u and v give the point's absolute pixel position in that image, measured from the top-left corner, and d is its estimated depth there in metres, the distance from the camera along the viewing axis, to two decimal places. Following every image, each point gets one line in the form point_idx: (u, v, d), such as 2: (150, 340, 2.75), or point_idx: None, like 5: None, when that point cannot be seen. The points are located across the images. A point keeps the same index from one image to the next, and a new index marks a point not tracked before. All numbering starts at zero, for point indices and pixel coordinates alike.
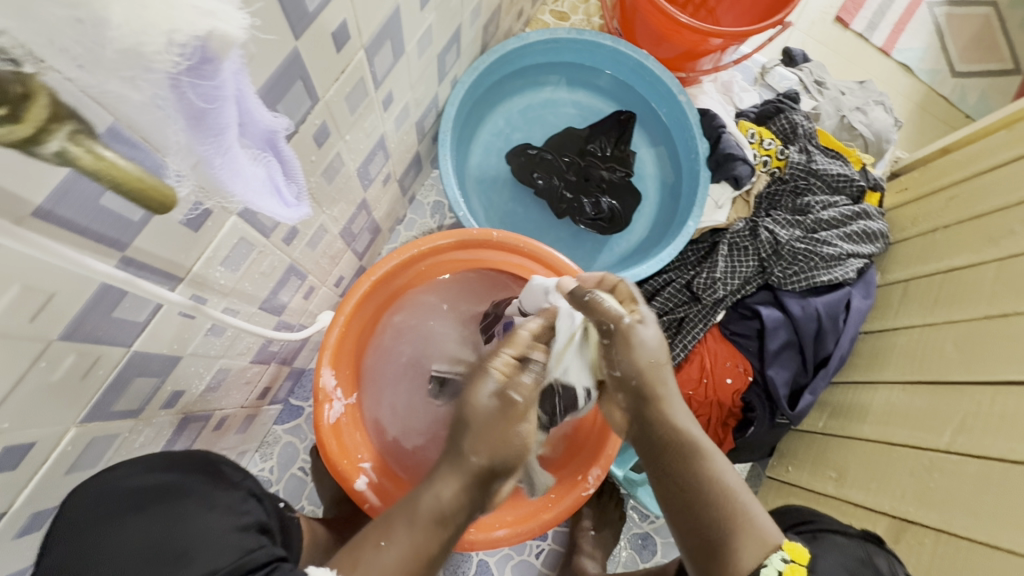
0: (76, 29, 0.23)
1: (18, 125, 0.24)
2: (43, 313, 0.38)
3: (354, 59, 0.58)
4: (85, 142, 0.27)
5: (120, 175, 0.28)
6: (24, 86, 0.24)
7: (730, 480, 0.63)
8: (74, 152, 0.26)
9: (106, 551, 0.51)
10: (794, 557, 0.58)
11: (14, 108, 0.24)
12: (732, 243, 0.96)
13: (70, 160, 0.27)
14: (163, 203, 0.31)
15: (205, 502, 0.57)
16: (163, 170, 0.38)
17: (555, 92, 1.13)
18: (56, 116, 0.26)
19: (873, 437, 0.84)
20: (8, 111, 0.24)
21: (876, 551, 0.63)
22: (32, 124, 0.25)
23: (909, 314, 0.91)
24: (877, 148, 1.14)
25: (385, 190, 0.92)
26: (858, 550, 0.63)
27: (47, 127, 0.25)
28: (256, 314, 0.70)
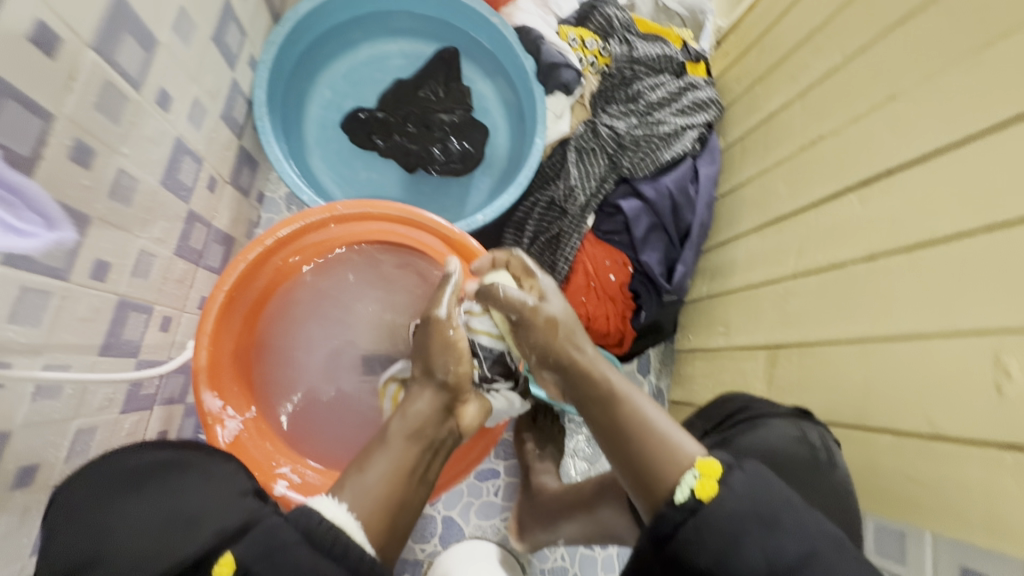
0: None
1: None
2: None
3: (84, 60, 0.52)
4: None
5: None
6: None
7: (652, 413, 0.58)
8: None
9: (101, 536, 0.44)
10: (704, 472, 0.51)
11: None
12: (579, 147, 0.98)
13: None
14: None
15: (207, 473, 0.51)
16: None
17: (373, 47, 1.08)
18: None
19: (742, 284, 0.92)
20: None
21: (810, 426, 0.66)
22: None
23: (749, 166, 0.97)
24: (694, 21, 1.19)
25: (217, 196, 0.86)
26: (794, 430, 0.66)
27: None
28: (100, 362, 0.65)
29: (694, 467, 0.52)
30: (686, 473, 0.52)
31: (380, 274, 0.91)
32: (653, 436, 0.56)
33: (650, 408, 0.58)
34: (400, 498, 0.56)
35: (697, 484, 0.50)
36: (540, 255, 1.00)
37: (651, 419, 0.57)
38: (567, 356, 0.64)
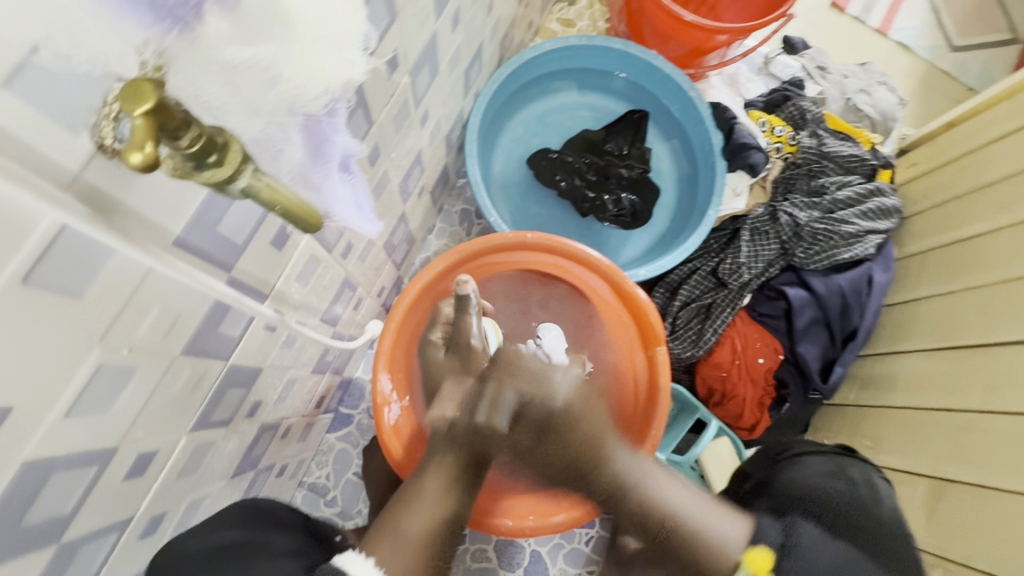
0: (255, 79, 0.26)
1: (220, 167, 0.25)
2: (173, 331, 0.41)
3: (402, 83, 0.62)
4: (265, 177, 0.27)
5: (291, 205, 0.29)
6: (220, 141, 0.25)
7: (671, 492, 0.72)
8: (258, 186, 0.27)
9: None
10: (757, 566, 0.63)
11: (219, 154, 0.25)
12: (753, 229, 1.00)
13: (253, 194, 0.27)
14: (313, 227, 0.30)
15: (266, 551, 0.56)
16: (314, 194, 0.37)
17: (568, 97, 1.16)
18: (244, 158, 0.26)
19: (905, 404, 0.88)
20: (216, 157, 0.25)
21: (847, 462, 0.75)
22: (231, 166, 0.25)
23: (929, 283, 0.94)
24: (884, 126, 1.18)
25: (419, 202, 0.96)
26: (833, 466, 0.74)
27: (241, 169, 0.26)
28: (318, 326, 0.74)
29: (746, 563, 0.64)
30: (740, 570, 0.64)
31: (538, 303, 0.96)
32: (705, 535, 0.68)
33: (729, 532, 0.67)
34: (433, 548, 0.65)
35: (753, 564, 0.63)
36: (687, 322, 1.01)
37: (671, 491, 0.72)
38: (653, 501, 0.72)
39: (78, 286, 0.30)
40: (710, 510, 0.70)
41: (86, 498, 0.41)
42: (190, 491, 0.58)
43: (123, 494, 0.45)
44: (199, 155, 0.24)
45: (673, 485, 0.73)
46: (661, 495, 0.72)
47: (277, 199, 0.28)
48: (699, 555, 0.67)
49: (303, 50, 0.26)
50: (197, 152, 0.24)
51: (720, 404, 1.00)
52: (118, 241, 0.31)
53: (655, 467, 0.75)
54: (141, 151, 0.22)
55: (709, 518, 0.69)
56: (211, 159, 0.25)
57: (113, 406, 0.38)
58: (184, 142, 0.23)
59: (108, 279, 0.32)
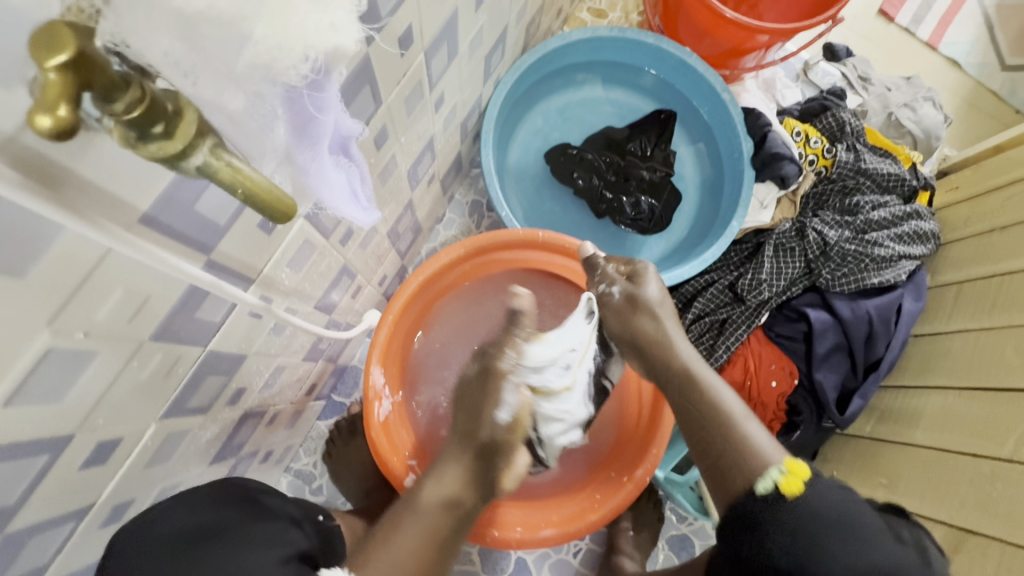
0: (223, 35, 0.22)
1: (169, 140, 0.21)
2: (140, 315, 0.37)
3: (415, 62, 0.58)
4: (226, 156, 0.23)
5: (254, 188, 0.24)
6: (174, 103, 0.22)
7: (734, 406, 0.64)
8: (216, 166, 0.23)
9: None
10: None
11: (167, 125, 0.21)
12: (777, 244, 0.94)
13: (211, 175, 0.23)
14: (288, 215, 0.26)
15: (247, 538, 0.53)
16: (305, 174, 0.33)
17: (593, 91, 1.11)
18: (201, 130, 0.22)
19: (925, 443, 0.83)
20: (162, 128, 0.21)
21: None
22: (182, 140, 0.22)
23: (963, 318, 0.89)
24: (927, 145, 1.11)
25: (429, 190, 0.92)
26: None
27: (196, 143, 0.22)
28: (312, 314, 0.70)
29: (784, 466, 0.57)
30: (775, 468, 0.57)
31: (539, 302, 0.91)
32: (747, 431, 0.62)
33: (760, 436, 0.62)
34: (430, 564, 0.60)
35: (784, 479, 0.56)
36: (698, 336, 0.96)
37: (744, 422, 0.63)
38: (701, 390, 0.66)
39: (22, 263, 0.27)
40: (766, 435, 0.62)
41: (37, 487, 0.38)
42: (161, 478, 0.55)
43: (81, 483, 0.42)
44: (143, 122, 0.20)
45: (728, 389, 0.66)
46: (731, 419, 0.63)
47: (239, 181, 0.24)
48: (728, 446, 0.61)
49: (278, 10, 0.22)
50: (141, 119, 0.20)
51: None
52: (63, 215, 0.27)
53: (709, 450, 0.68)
54: (51, 114, 0.18)
55: (763, 441, 0.61)
56: (156, 130, 0.21)
57: (67, 394, 0.35)
58: (121, 107, 0.20)
59: (58, 257, 0.28)
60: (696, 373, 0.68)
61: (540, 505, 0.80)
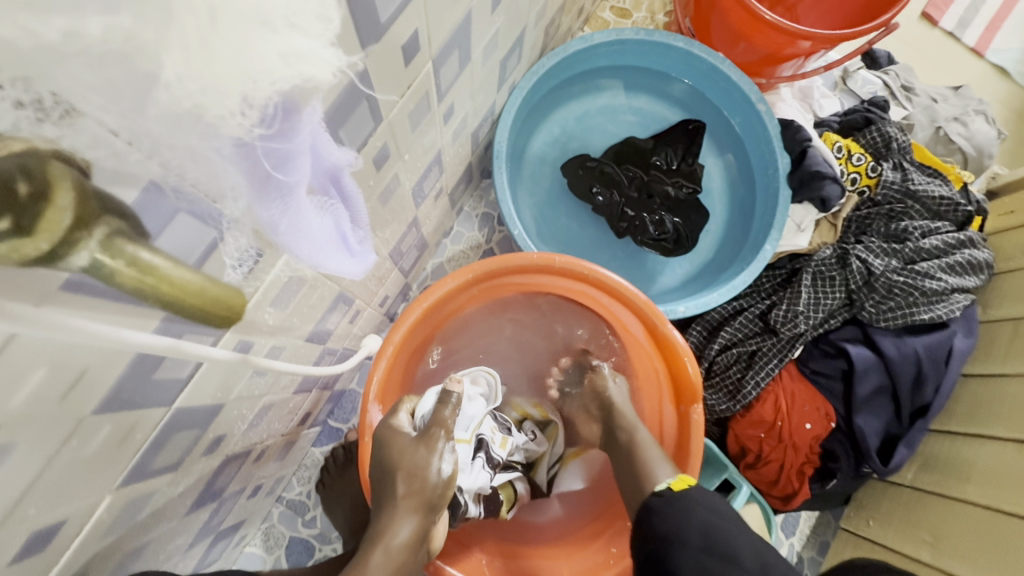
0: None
1: (28, 238, 0.19)
2: (76, 391, 0.30)
3: (422, 72, 0.50)
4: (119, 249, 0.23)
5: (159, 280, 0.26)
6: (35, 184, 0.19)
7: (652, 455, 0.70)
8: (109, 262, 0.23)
9: None
10: None
11: (23, 219, 0.19)
12: (816, 273, 0.86)
13: (96, 272, 0.23)
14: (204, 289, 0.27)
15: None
16: (278, 231, 0.28)
17: (614, 97, 1.03)
18: (80, 218, 0.21)
19: (980, 502, 0.75)
20: (14, 222, 0.19)
21: None
22: (46, 237, 0.20)
23: (1021, 360, 0.80)
24: (977, 163, 1.02)
25: (435, 205, 0.85)
26: None
27: (73, 238, 0.21)
28: (301, 347, 0.63)
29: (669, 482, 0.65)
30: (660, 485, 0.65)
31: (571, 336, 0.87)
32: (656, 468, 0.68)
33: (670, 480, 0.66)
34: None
35: (672, 481, 0.65)
36: (725, 369, 0.89)
37: (651, 447, 0.71)
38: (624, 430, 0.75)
39: None
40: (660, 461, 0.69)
41: None
42: (124, 544, 0.48)
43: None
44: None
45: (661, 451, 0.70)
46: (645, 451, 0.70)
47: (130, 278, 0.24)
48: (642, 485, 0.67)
49: (197, 33, 0.19)
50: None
51: (753, 466, 0.87)
52: None
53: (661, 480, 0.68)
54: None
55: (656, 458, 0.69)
56: (6, 225, 0.18)
57: None
58: None
59: None
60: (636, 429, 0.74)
61: (555, 557, 0.75)
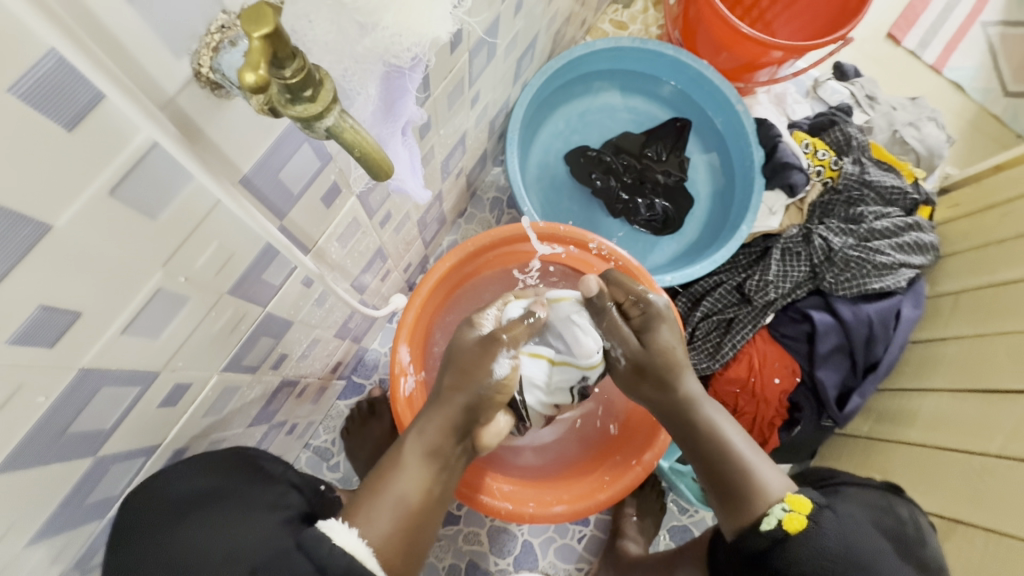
0: (353, 24, 0.27)
1: (313, 103, 0.25)
2: (225, 268, 0.42)
3: (461, 59, 0.63)
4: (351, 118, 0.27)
5: (370, 149, 0.28)
6: (318, 73, 0.26)
7: (730, 435, 0.66)
8: (344, 127, 0.27)
9: None
10: (795, 507, 0.61)
11: (314, 90, 0.25)
12: (785, 249, 0.99)
13: (336, 136, 0.27)
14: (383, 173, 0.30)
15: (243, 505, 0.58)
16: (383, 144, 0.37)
17: (612, 98, 1.17)
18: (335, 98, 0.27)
19: (920, 441, 0.87)
20: (311, 92, 0.25)
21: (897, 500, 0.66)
22: (322, 103, 0.26)
23: (959, 325, 0.93)
24: (929, 162, 1.16)
25: (456, 183, 0.97)
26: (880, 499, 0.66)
27: (330, 108, 0.26)
28: (347, 291, 0.75)
29: (784, 501, 0.62)
30: (777, 504, 0.62)
31: None
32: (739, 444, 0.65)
33: (734, 434, 0.66)
34: (416, 524, 0.59)
35: (789, 518, 0.60)
36: (706, 333, 1.01)
37: (725, 426, 0.66)
38: (706, 425, 0.66)
39: (155, 207, 0.31)
40: (758, 455, 0.65)
41: (124, 420, 0.42)
42: (210, 430, 0.60)
43: (155, 423, 0.47)
44: (299, 87, 0.24)
45: (725, 420, 0.67)
46: (716, 426, 0.66)
47: (356, 143, 0.28)
48: (727, 468, 0.64)
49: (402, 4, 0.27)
50: (298, 84, 0.24)
51: None
52: (195, 168, 0.32)
53: (717, 407, 0.68)
54: (255, 73, 0.21)
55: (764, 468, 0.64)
56: (306, 93, 0.25)
57: (162, 332, 0.40)
58: (288, 73, 0.24)
59: (181, 203, 0.33)
60: (697, 404, 0.66)
61: (557, 484, 0.84)
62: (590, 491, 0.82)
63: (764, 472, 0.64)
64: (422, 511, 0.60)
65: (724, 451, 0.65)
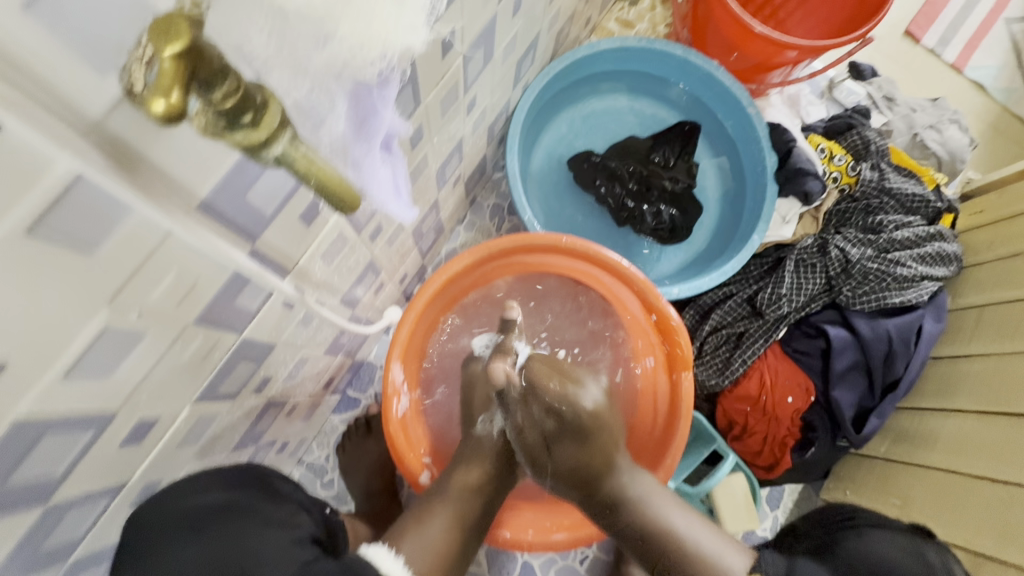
0: (307, 34, 0.24)
1: (255, 129, 0.22)
2: (188, 299, 0.38)
3: (454, 65, 0.59)
4: (304, 145, 0.24)
5: (329, 179, 0.25)
6: (260, 93, 0.22)
7: (678, 524, 0.71)
8: (296, 156, 0.24)
9: None
10: None
11: (254, 114, 0.22)
12: (799, 260, 0.94)
13: (287, 165, 0.24)
14: (349, 204, 0.27)
15: (262, 519, 0.56)
16: (358, 167, 0.33)
17: (617, 100, 1.12)
18: (283, 121, 0.23)
19: (942, 466, 0.83)
20: (250, 117, 0.21)
21: (926, 543, 0.63)
22: (266, 130, 0.22)
23: (983, 341, 0.88)
24: (951, 167, 1.10)
25: (454, 191, 0.93)
26: (907, 544, 0.63)
27: (278, 134, 0.22)
28: (337, 307, 0.71)
29: None
30: None
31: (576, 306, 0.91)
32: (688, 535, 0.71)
33: (680, 521, 0.71)
34: (456, 552, 0.65)
35: None
36: (715, 348, 0.96)
37: (674, 516, 0.71)
38: (654, 520, 0.71)
39: (90, 242, 0.28)
40: (719, 542, 0.71)
41: (78, 463, 0.39)
42: (187, 461, 0.56)
43: (117, 461, 0.44)
44: (234, 112, 0.21)
45: (673, 511, 0.72)
46: (663, 519, 0.71)
47: (311, 171, 0.25)
48: (678, 562, 0.69)
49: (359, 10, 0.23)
50: (234, 108, 0.21)
51: (739, 438, 0.94)
52: (131, 196, 0.28)
53: (669, 497, 0.73)
54: (166, 99, 0.19)
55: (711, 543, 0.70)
56: (245, 119, 0.21)
57: (116, 372, 0.36)
58: (217, 96, 0.20)
59: (123, 237, 0.29)
60: (644, 500, 0.71)
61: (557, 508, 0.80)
62: (590, 516, 0.77)
63: (727, 562, 0.68)
64: (455, 549, 0.65)
65: (672, 544, 0.70)
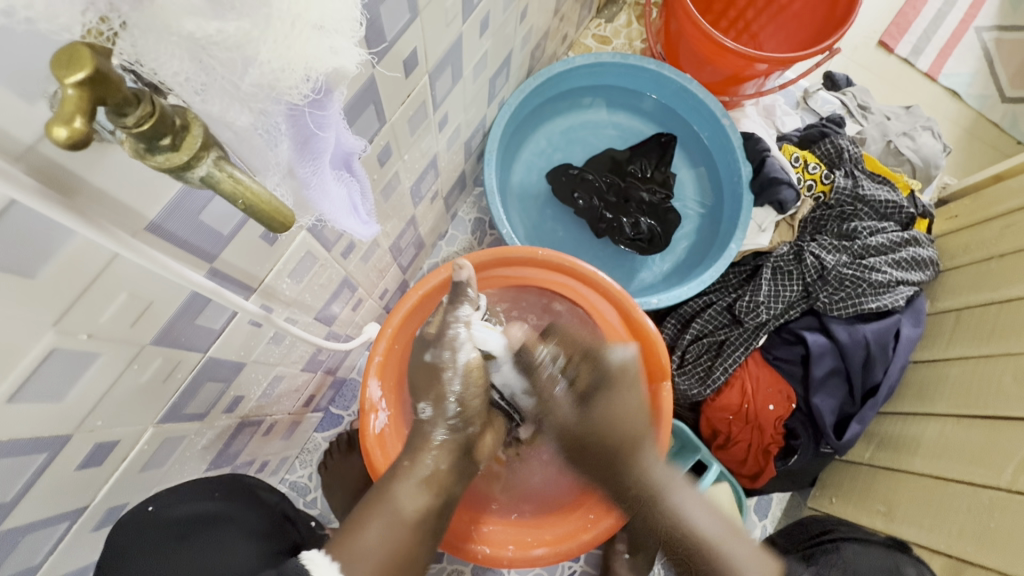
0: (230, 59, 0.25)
1: (175, 152, 0.24)
2: (142, 320, 0.38)
3: (420, 84, 0.60)
4: (228, 166, 0.26)
5: (254, 199, 0.27)
6: (182, 118, 0.24)
7: (695, 515, 0.67)
8: (218, 176, 0.25)
9: None
10: None
11: (175, 138, 0.24)
12: (775, 267, 0.95)
13: (213, 185, 0.26)
14: (283, 225, 0.29)
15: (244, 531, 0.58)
16: (307, 185, 0.34)
17: (594, 114, 1.14)
18: (207, 144, 0.25)
19: (923, 471, 0.83)
20: (170, 140, 0.24)
21: (905, 560, 0.66)
22: (187, 152, 0.24)
23: (961, 344, 0.89)
24: (925, 173, 1.11)
25: (432, 207, 0.94)
26: (885, 560, 0.67)
27: (200, 156, 0.25)
28: (311, 324, 0.71)
29: None
30: None
31: (557, 320, 0.90)
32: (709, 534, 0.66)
33: (701, 515, 0.67)
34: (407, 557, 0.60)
35: None
36: (696, 357, 0.96)
37: (671, 487, 0.68)
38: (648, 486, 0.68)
39: (30, 265, 0.28)
40: (735, 537, 0.66)
41: (32, 485, 0.39)
42: (156, 482, 0.56)
43: (74, 483, 0.43)
44: (150, 135, 0.23)
45: (694, 505, 0.67)
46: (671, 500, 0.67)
47: (240, 192, 0.26)
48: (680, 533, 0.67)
49: (281, 34, 0.24)
50: (152, 133, 0.23)
51: (723, 448, 0.94)
52: (74, 221, 0.29)
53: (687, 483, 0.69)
54: (68, 126, 0.20)
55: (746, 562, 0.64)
56: (164, 142, 0.24)
57: (68, 395, 0.36)
58: (131, 121, 0.22)
59: (65, 260, 0.30)
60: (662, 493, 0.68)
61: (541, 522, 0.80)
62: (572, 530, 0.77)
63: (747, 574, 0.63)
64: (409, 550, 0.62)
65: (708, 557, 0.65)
